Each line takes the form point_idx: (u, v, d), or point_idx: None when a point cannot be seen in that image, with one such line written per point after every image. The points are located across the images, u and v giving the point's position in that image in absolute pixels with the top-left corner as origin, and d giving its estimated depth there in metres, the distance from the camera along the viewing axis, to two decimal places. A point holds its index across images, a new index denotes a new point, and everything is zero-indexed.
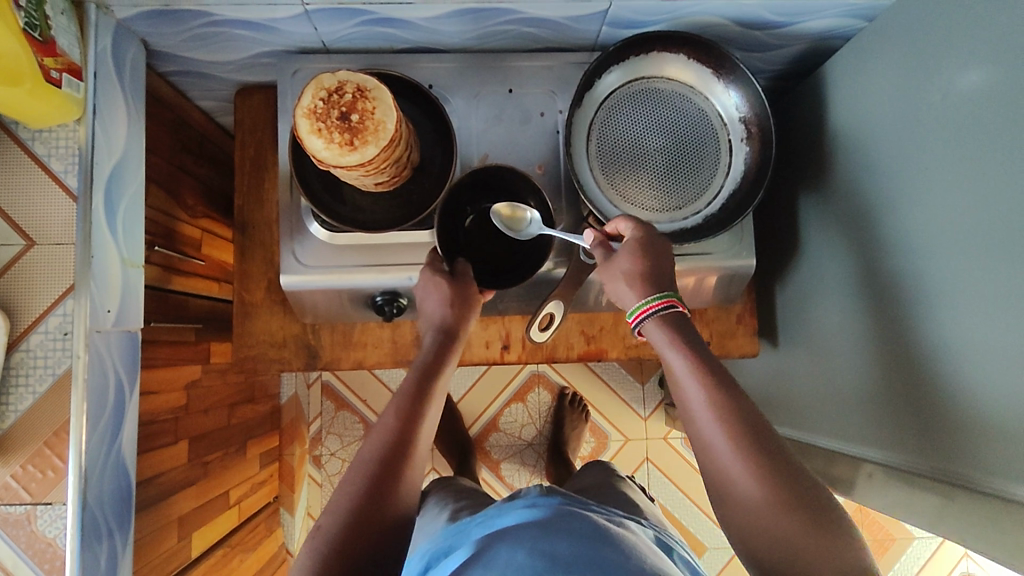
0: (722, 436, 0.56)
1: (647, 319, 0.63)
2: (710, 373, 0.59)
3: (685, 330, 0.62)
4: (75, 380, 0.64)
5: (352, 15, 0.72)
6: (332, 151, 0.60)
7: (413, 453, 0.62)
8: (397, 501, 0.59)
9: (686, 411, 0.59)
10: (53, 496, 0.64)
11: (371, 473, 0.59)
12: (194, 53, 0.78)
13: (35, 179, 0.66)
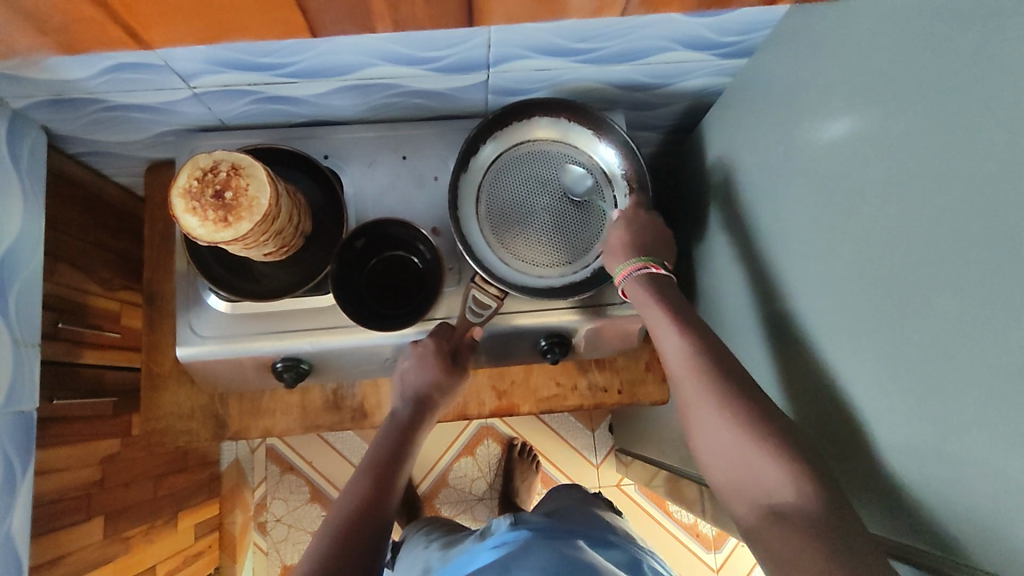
0: (715, 409, 0.60)
1: (627, 276, 0.73)
2: (680, 321, 0.67)
3: (664, 290, 0.71)
4: None
5: (243, 94, 0.76)
6: (207, 228, 0.63)
7: (389, 497, 0.69)
8: (367, 544, 0.64)
9: (681, 398, 0.64)
10: None
11: (351, 512, 0.66)
12: (98, 135, 0.81)
13: None
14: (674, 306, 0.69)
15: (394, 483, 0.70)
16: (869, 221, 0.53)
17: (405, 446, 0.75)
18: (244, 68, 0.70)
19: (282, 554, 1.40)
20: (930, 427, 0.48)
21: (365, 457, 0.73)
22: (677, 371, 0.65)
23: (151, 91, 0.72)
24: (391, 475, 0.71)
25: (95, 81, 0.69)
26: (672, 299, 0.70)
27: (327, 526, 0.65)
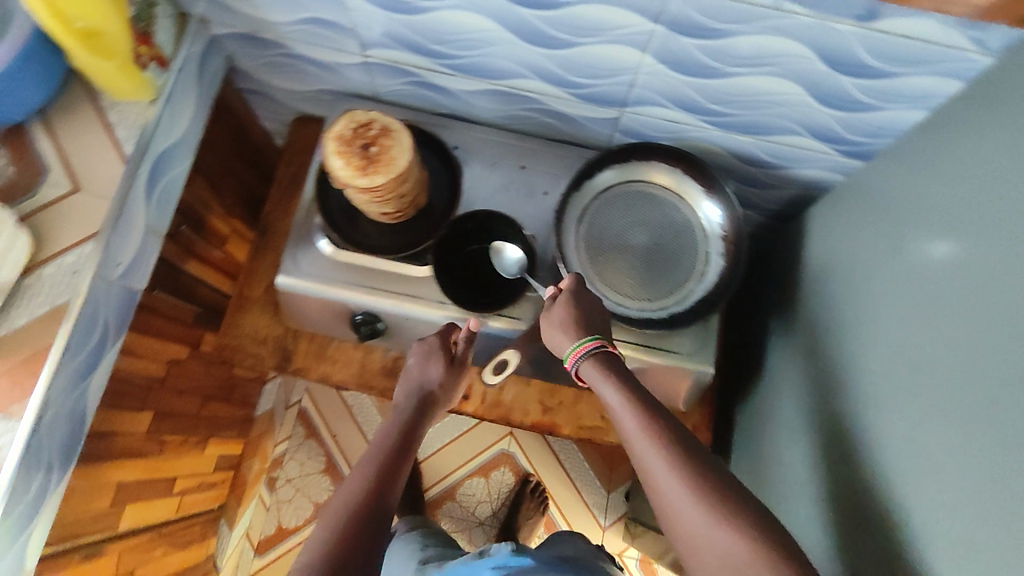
0: (688, 499, 0.56)
1: (581, 359, 0.69)
2: (641, 407, 0.63)
3: (615, 365, 0.68)
4: (70, 314, 0.70)
5: (403, 74, 0.84)
6: (347, 171, 0.70)
7: (387, 504, 0.66)
8: (370, 539, 0.62)
9: (651, 487, 0.60)
10: (13, 410, 0.67)
11: (345, 520, 0.63)
12: (270, 75, 0.92)
13: (100, 140, 0.76)
14: (629, 385, 0.66)
15: (401, 471, 0.69)
16: (955, 329, 0.54)
17: (415, 432, 0.74)
18: (413, 50, 0.78)
19: (281, 514, 1.44)
20: (979, 531, 0.47)
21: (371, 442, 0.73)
22: (642, 462, 0.61)
23: (329, 49, 0.83)
24: (399, 461, 0.70)
25: (290, 26, 0.79)
26: (619, 368, 0.68)
27: (328, 514, 0.64)
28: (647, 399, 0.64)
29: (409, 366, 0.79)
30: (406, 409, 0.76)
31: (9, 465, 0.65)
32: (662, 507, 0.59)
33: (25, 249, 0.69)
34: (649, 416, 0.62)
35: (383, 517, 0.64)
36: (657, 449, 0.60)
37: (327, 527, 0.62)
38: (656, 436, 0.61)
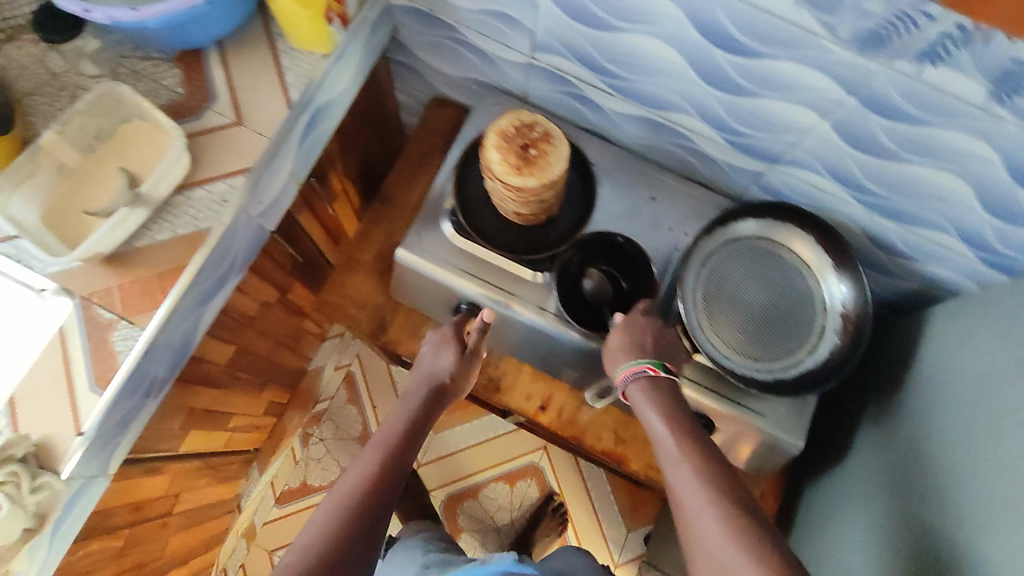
0: (699, 493, 0.61)
1: (629, 378, 0.73)
2: (678, 428, 0.68)
3: (662, 392, 0.73)
4: (209, 241, 0.72)
5: (562, 83, 0.85)
6: (502, 167, 0.70)
7: (394, 481, 0.70)
8: (370, 531, 0.64)
9: (676, 502, 0.64)
10: (138, 318, 0.69)
11: (352, 493, 0.66)
12: (428, 52, 0.93)
13: (269, 81, 0.78)
14: (671, 411, 0.71)
15: (405, 465, 0.72)
16: None
17: (423, 428, 0.77)
18: (583, 62, 0.79)
19: (308, 470, 1.47)
20: None
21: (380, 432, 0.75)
22: (668, 466, 0.66)
23: (499, 42, 0.84)
24: (405, 455, 0.73)
25: (470, 13, 0.81)
26: (674, 393, 0.73)
27: (332, 499, 0.66)
28: (690, 420, 0.70)
29: (422, 356, 0.84)
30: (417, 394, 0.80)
31: (124, 369, 0.67)
32: (676, 503, 0.63)
33: (183, 168, 0.72)
34: (684, 431, 0.68)
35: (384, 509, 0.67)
36: (686, 456, 0.65)
37: (328, 513, 0.64)
38: (687, 447, 0.66)
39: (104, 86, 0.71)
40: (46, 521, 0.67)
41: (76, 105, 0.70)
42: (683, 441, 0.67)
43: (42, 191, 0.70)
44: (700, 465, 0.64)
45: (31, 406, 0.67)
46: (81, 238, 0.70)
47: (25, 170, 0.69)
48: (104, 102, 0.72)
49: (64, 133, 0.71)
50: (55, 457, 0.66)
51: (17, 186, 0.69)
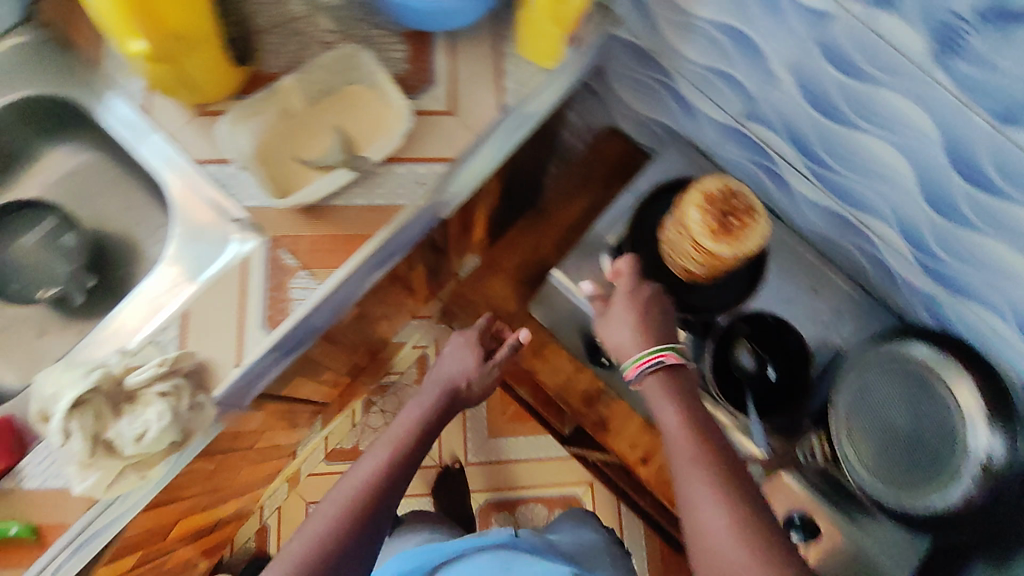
0: (723, 518, 0.56)
1: (644, 371, 0.67)
2: (692, 427, 0.63)
3: (680, 380, 0.67)
4: (399, 217, 0.74)
5: (758, 155, 0.85)
6: (700, 228, 0.69)
7: (404, 474, 0.76)
8: (376, 524, 0.70)
9: (689, 522, 0.58)
10: (317, 273, 0.72)
11: (368, 480, 0.73)
12: (625, 85, 0.94)
13: (487, 81, 0.80)
14: (685, 405, 0.65)
15: (412, 464, 0.78)
16: None
17: (434, 427, 0.83)
18: (793, 142, 0.78)
19: (363, 436, 1.50)
20: None
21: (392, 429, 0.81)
22: (684, 471, 0.60)
23: (709, 99, 0.83)
24: (413, 452, 0.78)
25: (693, 65, 0.80)
26: (687, 386, 0.67)
27: (343, 490, 0.71)
28: (700, 418, 0.64)
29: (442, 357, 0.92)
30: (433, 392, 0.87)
31: (295, 317, 0.70)
32: (690, 519, 0.58)
33: (395, 143, 0.74)
34: (696, 434, 0.63)
35: (389, 504, 0.73)
36: (703, 469, 0.60)
37: (340, 502, 0.70)
38: (702, 456, 0.61)
39: (347, 48, 0.73)
40: (188, 437, 0.67)
41: (320, 59, 0.73)
42: (699, 452, 0.61)
43: (262, 129, 0.73)
44: (733, 493, 0.58)
45: (201, 327, 0.70)
46: (288, 186, 0.73)
47: (258, 106, 0.72)
48: (342, 62, 0.74)
49: (299, 81, 0.73)
50: (214, 379, 0.68)
51: (245, 119, 0.72)
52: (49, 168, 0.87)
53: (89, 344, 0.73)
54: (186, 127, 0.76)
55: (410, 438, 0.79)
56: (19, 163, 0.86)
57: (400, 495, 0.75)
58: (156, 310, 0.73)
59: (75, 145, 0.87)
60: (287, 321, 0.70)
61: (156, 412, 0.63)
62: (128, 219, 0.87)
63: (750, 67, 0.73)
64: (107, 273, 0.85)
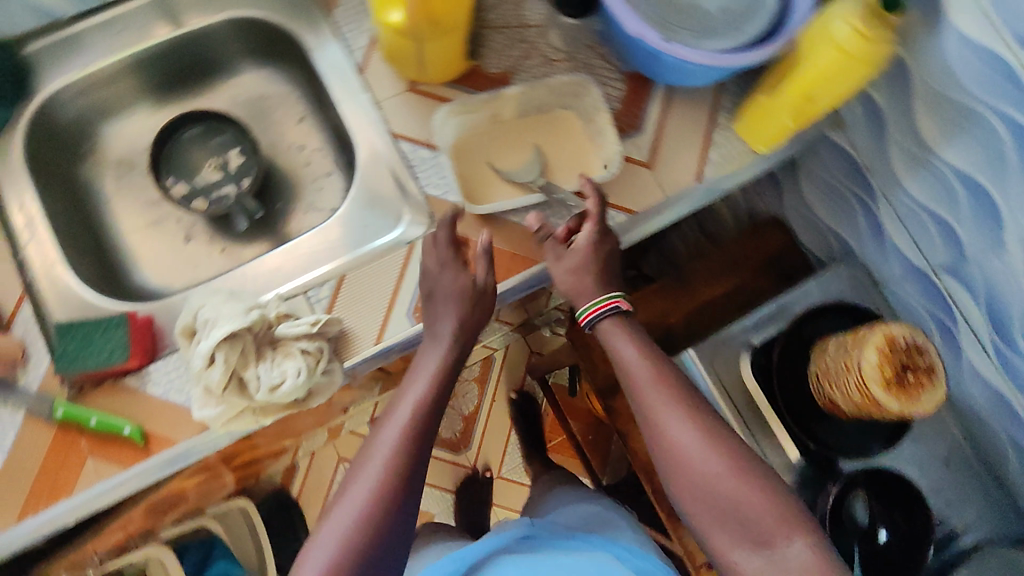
0: (693, 434, 0.64)
1: (601, 316, 0.69)
2: (651, 353, 0.68)
3: (635, 330, 0.70)
4: None
5: (938, 308, 0.79)
6: (872, 371, 0.66)
7: (426, 428, 0.66)
8: (408, 489, 0.63)
9: (654, 430, 0.65)
10: None
11: (390, 447, 0.64)
12: (817, 187, 0.89)
13: (694, 146, 0.77)
14: (644, 341, 0.69)
15: (436, 414, 0.67)
16: None
17: (452, 371, 0.69)
18: (988, 311, 0.72)
19: None
20: None
21: (393, 409, 0.67)
22: (653, 405, 0.66)
23: (911, 238, 0.78)
24: (423, 430, 0.65)
25: (908, 200, 0.75)
26: (643, 336, 0.70)
27: (358, 488, 0.62)
28: (660, 353, 0.69)
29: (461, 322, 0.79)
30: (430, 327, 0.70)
31: None
32: (668, 450, 0.64)
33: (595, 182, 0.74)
34: (657, 364, 0.67)
35: (414, 497, 0.64)
36: (667, 395, 0.66)
37: (358, 500, 0.61)
38: (665, 389, 0.66)
39: (580, 79, 0.73)
40: (308, 400, 0.67)
41: (551, 81, 0.73)
42: (655, 373, 0.67)
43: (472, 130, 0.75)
44: (693, 411, 0.65)
45: (353, 298, 0.70)
46: (477, 190, 0.74)
47: (477, 106, 0.73)
48: (568, 90, 0.75)
49: (524, 95, 0.74)
50: (350, 349, 0.69)
51: (461, 114, 0.73)
52: (242, 87, 0.87)
53: (241, 274, 0.73)
54: (396, 98, 0.75)
55: (413, 417, 0.65)
56: (217, 73, 0.86)
57: (419, 481, 0.65)
58: (312, 262, 0.74)
59: (272, 71, 0.87)
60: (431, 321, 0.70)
61: (296, 365, 0.64)
62: (298, 158, 0.87)
63: (977, 225, 0.68)
64: (264, 205, 0.85)
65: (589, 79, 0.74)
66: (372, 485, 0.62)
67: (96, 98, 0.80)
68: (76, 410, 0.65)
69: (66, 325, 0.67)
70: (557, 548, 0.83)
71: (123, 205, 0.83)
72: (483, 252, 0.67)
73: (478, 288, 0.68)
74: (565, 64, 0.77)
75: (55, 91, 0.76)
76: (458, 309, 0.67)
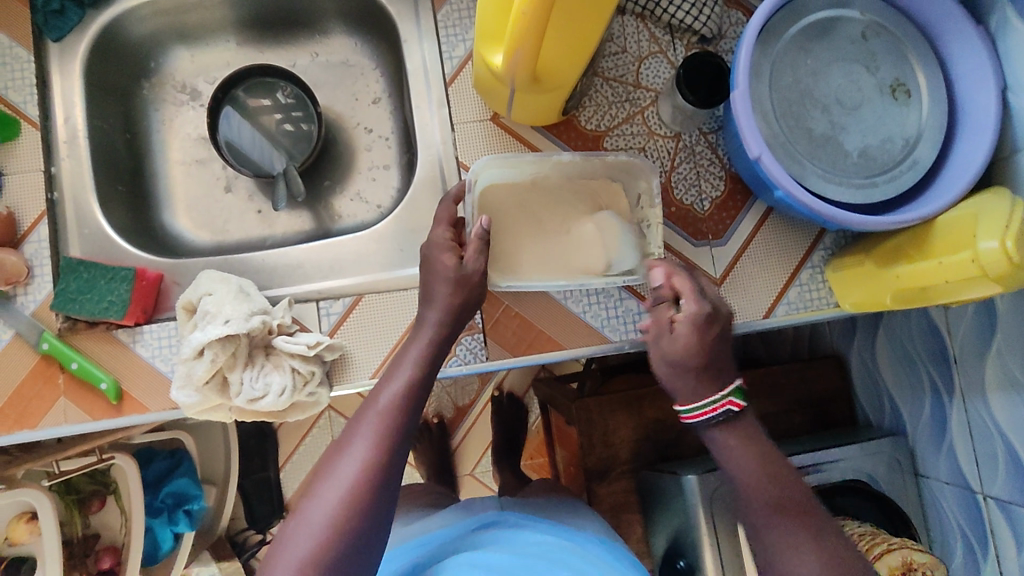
0: (818, 568, 0.47)
1: (710, 424, 0.53)
2: (775, 470, 0.52)
3: (754, 438, 0.53)
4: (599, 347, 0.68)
5: (973, 536, 0.70)
6: None
7: (393, 450, 0.52)
8: (361, 523, 0.49)
9: (782, 565, 0.49)
10: (490, 345, 0.68)
11: (353, 459, 0.51)
12: (892, 347, 0.79)
13: (773, 277, 0.69)
14: (767, 453, 0.52)
15: (409, 431, 0.53)
16: None
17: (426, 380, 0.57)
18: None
19: None
20: None
21: (371, 399, 0.55)
22: (773, 531, 0.50)
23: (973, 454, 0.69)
24: (401, 436, 0.53)
25: (989, 419, 0.65)
26: (756, 431, 0.53)
27: (330, 492, 0.49)
28: (779, 462, 0.52)
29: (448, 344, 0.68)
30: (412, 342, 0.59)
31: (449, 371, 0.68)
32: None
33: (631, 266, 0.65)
34: (777, 479, 0.51)
35: (386, 515, 0.51)
36: (789, 521, 0.50)
37: (328, 510, 0.48)
38: (785, 516, 0.50)
39: (642, 162, 0.64)
40: (287, 415, 0.64)
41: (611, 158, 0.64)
42: (779, 500, 0.50)
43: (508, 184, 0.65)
44: (820, 538, 0.49)
45: (362, 324, 0.65)
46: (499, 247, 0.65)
47: (522, 163, 0.65)
48: (624, 172, 0.66)
49: (580, 163, 0.65)
50: (344, 375, 0.65)
51: (503, 167, 0.65)
52: (328, 48, 0.82)
53: (265, 258, 0.70)
54: (475, 125, 0.69)
55: (388, 426, 0.53)
56: (308, 30, 0.81)
57: (395, 495, 0.51)
58: (335, 269, 0.70)
59: (362, 41, 0.81)
60: (437, 372, 0.68)
61: (282, 381, 0.61)
62: (361, 141, 0.81)
63: None
64: (313, 179, 0.80)
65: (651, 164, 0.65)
66: (347, 489, 0.49)
67: (178, 21, 0.77)
68: (62, 348, 0.63)
69: (75, 261, 0.65)
70: (504, 542, 0.71)
71: (174, 135, 0.80)
72: (477, 236, 0.59)
73: (458, 275, 0.59)
74: (668, 141, 0.69)
75: (134, 6, 0.72)
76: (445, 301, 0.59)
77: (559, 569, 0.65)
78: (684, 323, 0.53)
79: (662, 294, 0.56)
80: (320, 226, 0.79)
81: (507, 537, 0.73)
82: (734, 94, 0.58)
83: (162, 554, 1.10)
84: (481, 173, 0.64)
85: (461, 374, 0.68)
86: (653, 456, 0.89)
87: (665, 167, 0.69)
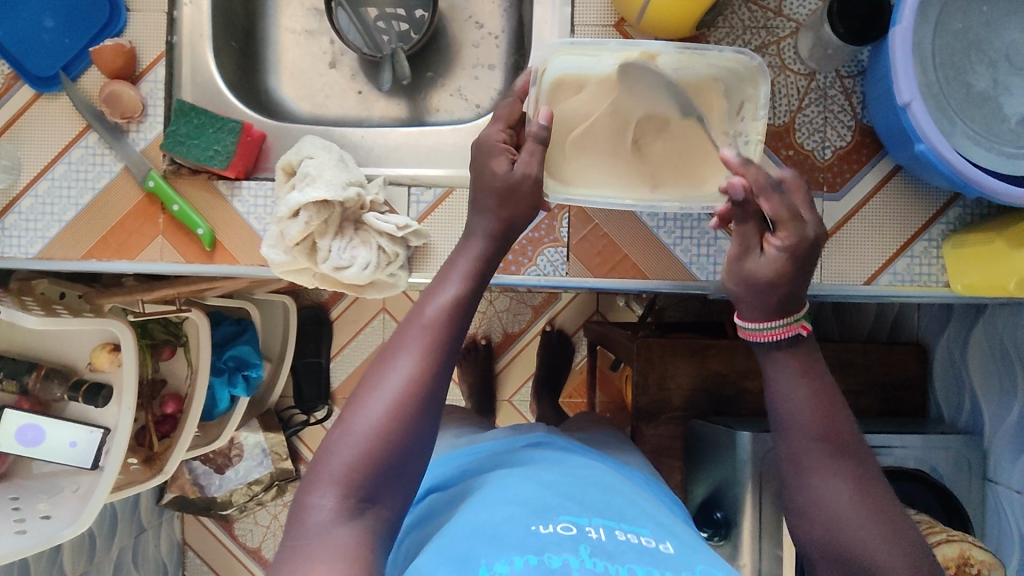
0: (848, 493, 0.46)
1: (774, 346, 0.50)
2: (829, 400, 0.48)
3: (813, 367, 0.50)
4: (683, 285, 0.66)
5: None
6: None
7: (439, 363, 0.48)
8: (404, 435, 0.46)
9: (811, 493, 0.47)
10: (573, 260, 0.67)
11: (396, 372, 0.47)
12: (988, 342, 0.73)
13: (884, 244, 0.64)
14: (822, 381, 0.49)
15: (457, 345, 0.49)
16: None
17: (476, 288, 0.52)
18: None
19: None
20: None
21: (415, 312, 0.50)
22: (810, 457, 0.47)
23: None
24: (447, 352, 0.48)
25: None
26: (816, 363, 0.50)
27: (373, 403, 0.46)
28: (836, 396, 0.49)
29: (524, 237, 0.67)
30: (468, 247, 0.54)
31: (526, 279, 0.67)
32: (818, 514, 0.46)
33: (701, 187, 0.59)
34: (829, 411, 0.48)
35: (430, 430, 0.48)
36: (826, 448, 0.47)
37: (368, 421, 0.46)
38: (828, 443, 0.47)
39: (755, 62, 0.56)
40: (364, 291, 0.65)
41: (717, 54, 0.56)
42: (823, 425, 0.48)
43: (582, 76, 0.59)
44: (855, 467, 0.47)
45: (450, 215, 0.64)
46: (568, 155, 0.59)
47: (603, 52, 0.57)
48: (730, 73, 0.58)
49: (675, 57, 0.57)
50: (425, 264, 0.65)
51: (577, 56, 0.58)
52: None
53: (362, 137, 0.70)
54: (596, 31, 0.66)
55: (433, 337, 0.48)
56: None
57: (438, 410, 0.48)
58: (430, 160, 0.69)
59: None
60: (515, 278, 0.67)
61: (367, 257, 0.62)
62: (470, 36, 0.79)
63: None
64: (416, 68, 0.79)
65: (764, 69, 0.57)
66: (390, 401, 0.46)
67: None
68: (165, 188, 0.65)
69: (186, 106, 0.67)
70: (551, 462, 0.60)
71: (288, 2, 0.79)
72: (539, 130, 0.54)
73: (506, 186, 0.54)
74: (800, 78, 0.64)
75: None
76: (500, 210, 0.54)
77: (614, 499, 0.54)
78: (778, 247, 0.49)
79: (749, 212, 0.50)
80: (416, 116, 0.78)
81: (554, 457, 0.62)
82: (895, 31, 0.53)
83: (217, 413, 1.14)
84: (551, 60, 0.57)
85: (537, 285, 0.67)
86: (706, 409, 0.87)
87: (792, 106, 0.65)
